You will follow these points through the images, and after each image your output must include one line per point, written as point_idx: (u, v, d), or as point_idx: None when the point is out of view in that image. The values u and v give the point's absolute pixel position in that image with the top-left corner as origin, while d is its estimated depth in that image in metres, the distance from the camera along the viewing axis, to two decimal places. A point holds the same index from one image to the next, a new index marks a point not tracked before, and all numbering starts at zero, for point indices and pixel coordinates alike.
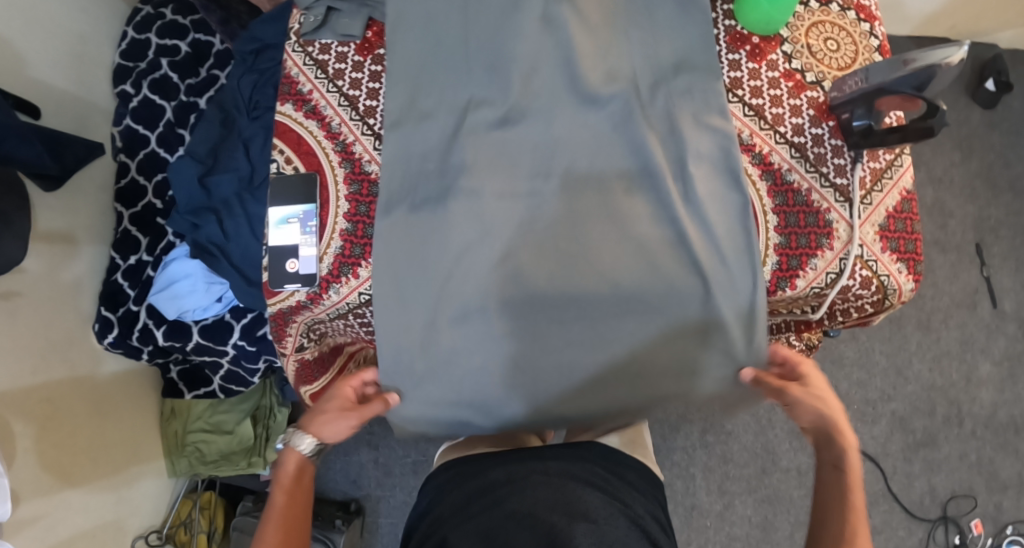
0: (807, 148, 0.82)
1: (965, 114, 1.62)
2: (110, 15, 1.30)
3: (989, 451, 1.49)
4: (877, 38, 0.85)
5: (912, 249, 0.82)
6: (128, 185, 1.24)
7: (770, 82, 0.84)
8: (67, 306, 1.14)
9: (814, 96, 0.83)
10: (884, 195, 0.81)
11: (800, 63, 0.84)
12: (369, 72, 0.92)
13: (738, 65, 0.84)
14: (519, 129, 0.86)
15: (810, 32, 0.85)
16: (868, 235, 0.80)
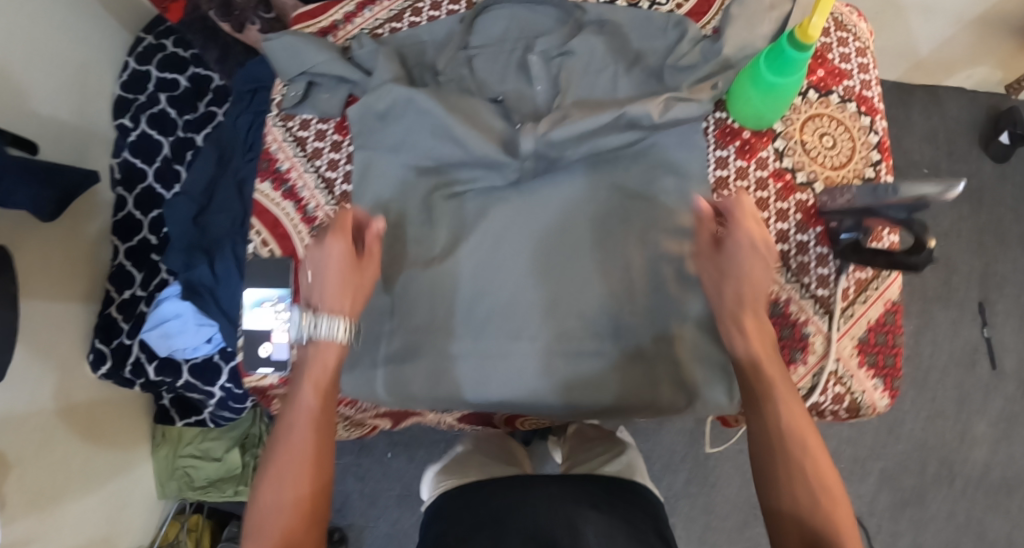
0: (789, 255, 0.79)
1: (976, 166, 1.58)
2: (111, 43, 1.31)
3: (979, 512, 1.47)
4: (878, 135, 0.81)
5: (891, 363, 0.77)
6: (124, 219, 1.26)
7: (759, 182, 0.81)
8: (62, 339, 1.14)
9: (803, 199, 0.80)
10: (866, 307, 0.77)
11: (791, 160, 0.80)
12: (346, 152, 0.90)
13: (725, 163, 0.81)
14: (499, 277, 0.82)
15: (805, 126, 0.81)
16: (845, 349, 0.77)
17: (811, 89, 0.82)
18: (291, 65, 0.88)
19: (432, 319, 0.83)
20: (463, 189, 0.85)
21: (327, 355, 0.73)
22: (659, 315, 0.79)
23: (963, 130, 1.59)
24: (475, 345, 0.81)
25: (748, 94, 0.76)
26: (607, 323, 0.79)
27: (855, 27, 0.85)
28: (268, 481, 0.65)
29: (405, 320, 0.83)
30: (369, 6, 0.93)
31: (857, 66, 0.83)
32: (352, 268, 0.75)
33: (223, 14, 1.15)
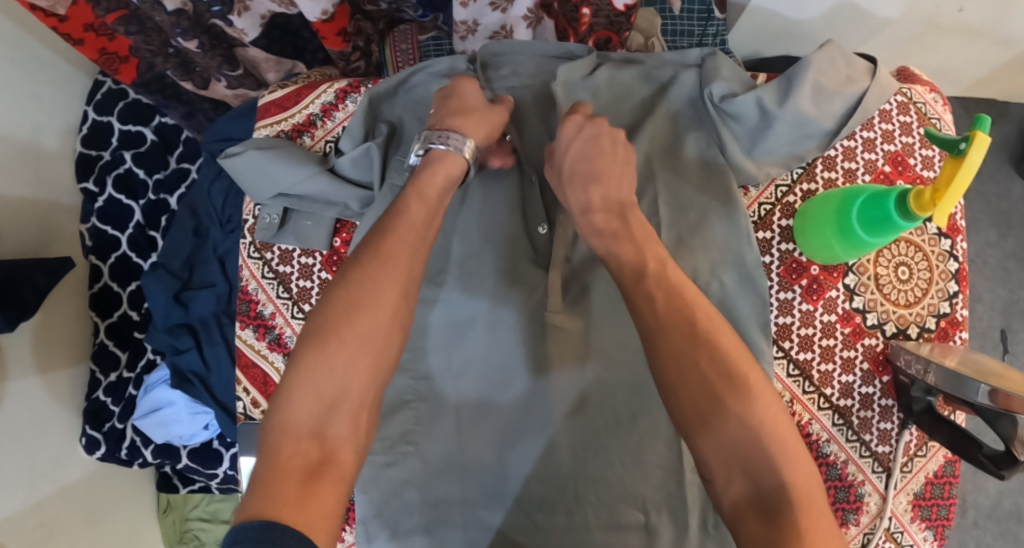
0: (852, 412, 0.68)
1: (1006, 186, 1.49)
2: (67, 94, 1.15)
3: (989, 540, 1.47)
4: (956, 261, 0.71)
5: (945, 514, 0.70)
6: (101, 291, 1.16)
7: (825, 329, 0.69)
8: (54, 431, 1.06)
9: (872, 344, 0.69)
10: (927, 460, 0.70)
11: (862, 301, 0.69)
12: None
13: (790, 309, 0.69)
14: (523, 445, 0.70)
15: (879, 256, 0.70)
16: (901, 507, 0.69)
17: None
18: (263, 186, 0.77)
19: (439, 502, 0.69)
20: (476, 327, 0.72)
21: (409, 209, 0.60)
22: None
23: (992, 147, 1.49)
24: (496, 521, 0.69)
25: (830, 243, 0.64)
26: (646, 497, 0.67)
27: (938, 122, 0.75)
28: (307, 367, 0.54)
29: (411, 504, 0.69)
30: (351, 94, 0.83)
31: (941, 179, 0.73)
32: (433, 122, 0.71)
33: (182, 72, 0.96)
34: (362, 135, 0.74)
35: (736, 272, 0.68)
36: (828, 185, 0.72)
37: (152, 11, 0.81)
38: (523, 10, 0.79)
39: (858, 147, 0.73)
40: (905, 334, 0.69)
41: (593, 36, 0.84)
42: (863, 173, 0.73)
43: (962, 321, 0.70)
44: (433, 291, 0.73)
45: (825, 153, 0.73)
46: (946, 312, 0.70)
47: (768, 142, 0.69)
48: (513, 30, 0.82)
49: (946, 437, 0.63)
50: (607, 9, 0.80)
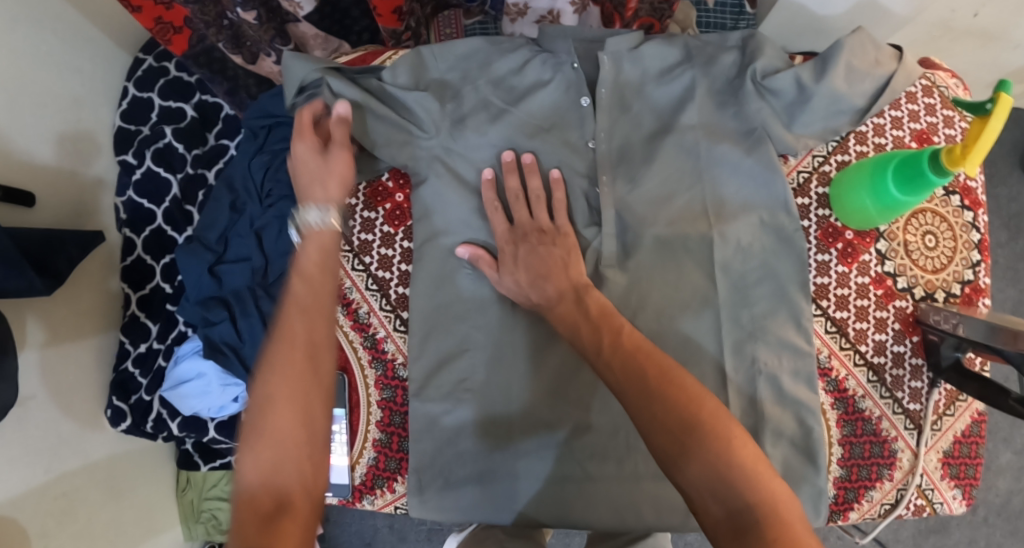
0: (886, 369, 0.71)
1: (1017, 189, 1.54)
2: (107, 68, 1.17)
3: (998, 537, 1.49)
4: (978, 232, 0.75)
5: (972, 473, 0.75)
6: (133, 264, 1.17)
7: (859, 290, 0.71)
8: (79, 400, 1.07)
9: (903, 306, 0.71)
10: (954, 419, 0.74)
11: (893, 265, 0.71)
12: (399, 248, 0.79)
13: (828, 270, 0.71)
14: (569, 402, 0.72)
15: (908, 224, 0.72)
16: (932, 464, 0.73)
17: None
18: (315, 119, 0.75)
19: (489, 452, 0.73)
20: None
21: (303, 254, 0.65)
22: (756, 439, 0.68)
23: (1003, 152, 1.54)
24: (548, 471, 0.72)
25: (864, 204, 0.66)
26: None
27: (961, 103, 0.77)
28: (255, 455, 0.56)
29: (466, 451, 0.73)
30: None
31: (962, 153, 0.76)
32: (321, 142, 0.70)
33: (233, 46, 0.98)
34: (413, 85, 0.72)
35: (774, 236, 0.70)
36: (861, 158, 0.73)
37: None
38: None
39: (887, 125, 0.75)
40: (932, 298, 0.72)
41: (636, 22, 0.85)
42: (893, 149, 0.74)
43: (984, 288, 0.75)
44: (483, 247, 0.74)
45: (855, 130, 0.73)
46: (970, 279, 0.74)
47: (803, 117, 0.69)
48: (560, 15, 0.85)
49: (975, 390, 0.66)
50: None
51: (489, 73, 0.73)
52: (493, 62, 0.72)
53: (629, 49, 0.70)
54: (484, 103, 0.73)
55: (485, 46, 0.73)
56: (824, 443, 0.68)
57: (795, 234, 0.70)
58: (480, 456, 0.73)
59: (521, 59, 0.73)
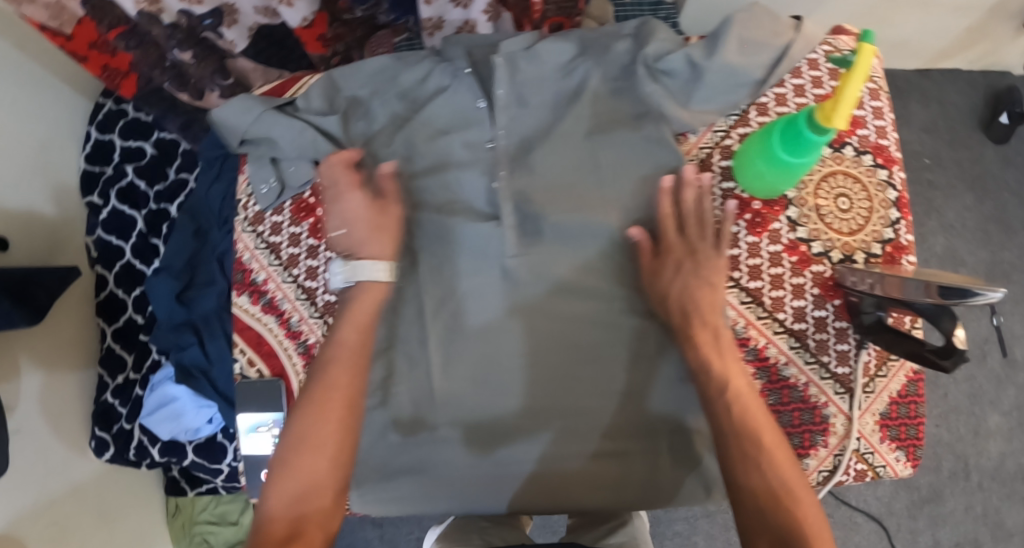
0: (807, 334, 0.72)
1: (978, 151, 1.53)
2: (70, 113, 1.22)
3: (996, 501, 1.46)
4: (895, 190, 0.76)
5: (914, 435, 0.74)
6: (107, 298, 1.21)
7: (772, 258, 0.72)
8: (63, 432, 1.11)
9: (820, 271, 0.72)
10: (888, 380, 0.73)
11: (806, 231, 0.73)
12: (309, 246, 0.75)
13: (736, 241, 0.72)
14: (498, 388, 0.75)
15: (819, 188, 0.74)
16: (867, 427, 0.73)
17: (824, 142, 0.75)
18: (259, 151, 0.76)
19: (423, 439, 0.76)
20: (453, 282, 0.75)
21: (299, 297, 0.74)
22: None
23: (963, 114, 1.54)
24: (480, 458, 0.75)
25: (760, 169, 0.68)
26: (609, 428, 0.74)
27: None
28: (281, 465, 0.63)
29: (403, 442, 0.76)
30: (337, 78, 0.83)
31: (871, 113, 0.77)
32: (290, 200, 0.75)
33: (178, 85, 1.01)
34: (324, 105, 0.73)
35: None
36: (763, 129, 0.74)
37: (150, 26, 0.88)
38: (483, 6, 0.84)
39: (788, 93, 0.75)
40: (851, 260, 0.73)
41: (546, 24, 0.86)
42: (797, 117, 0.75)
43: (907, 246, 0.75)
44: (410, 248, 0.75)
45: (756, 101, 0.75)
46: (890, 238, 0.74)
47: (701, 93, 0.72)
48: (475, 25, 0.87)
49: (897, 345, 0.66)
50: None
51: (398, 86, 0.74)
52: (400, 74, 0.74)
53: (524, 50, 0.72)
54: (392, 117, 0.74)
55: (393, 62, 0.76)
56: None
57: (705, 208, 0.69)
58: (420, 446, 0.76)
59: (425, 70, 0.75)
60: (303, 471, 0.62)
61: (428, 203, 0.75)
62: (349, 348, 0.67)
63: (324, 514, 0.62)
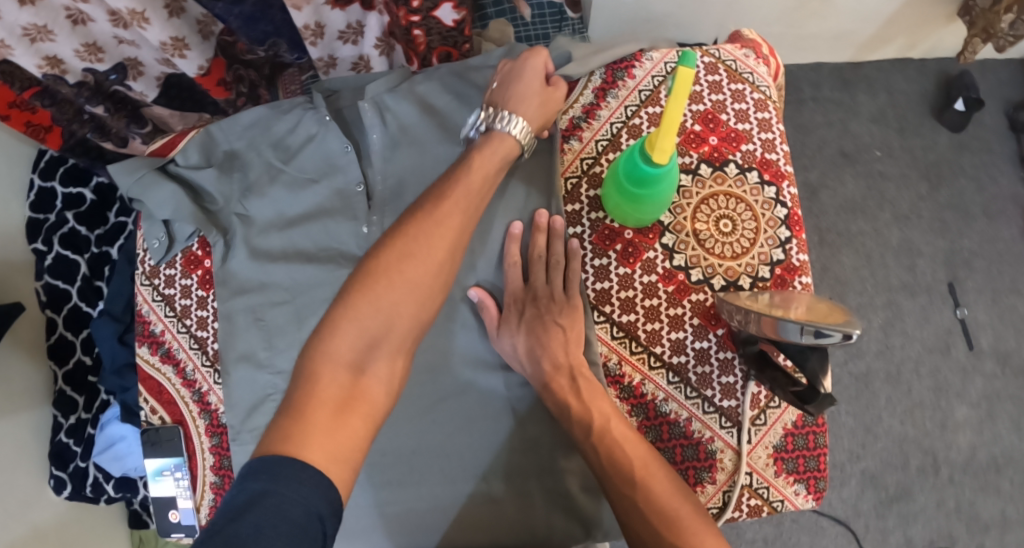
0: (687, 367, 0.71)
1: (932, 138, 1.50)
2: (12, 162, 1.25)
3: (969, 495, 1.43)
4: (784, 206, 0.76)
5: (814, 466, 0.72)
6: (58, 342, 1.24)
7: (646, 290, 0.72)
8: (21, 473, 1.13)
9: (700, 299, 0.72)
10: (781, 410, 0.72)
11: (683, 258, 0.73)
12: (197, 297, 0.75)
13: (606, 274, 0.72)
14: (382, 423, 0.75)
15: (697, 212, 0.74)
16: (759, 461, 0.71)
17: (702, 163, 0.76)
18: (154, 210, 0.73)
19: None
20: None
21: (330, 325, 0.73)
22: None
23: (914, 101, 1.51)
24: (365, 497, 0.75)
25: (615, 200, 0.69)
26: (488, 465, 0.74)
27: (750, 75, 0.80)
28: (353, 306, 0.57)
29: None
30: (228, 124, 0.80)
31: (755, 128, 0.77)
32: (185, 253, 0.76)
33: (100, 134, 1.03)
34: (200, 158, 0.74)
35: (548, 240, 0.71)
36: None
37: (57, 87, 0.88)
38: (371, 41, 0.87)
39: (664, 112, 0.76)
40: (734, 284, 0.73)
41: (434, 54, 0.87)
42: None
43: (799, 266, 0.75)
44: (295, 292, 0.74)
45: (628, 124, 0.75)
46: (780, 258, 0.74)
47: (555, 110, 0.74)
48: (369, 59, 0.91)
49: (771, 379, 0.66)
50: (437, 27, 0.81)
51: (270, 136, 0.74)
52: (272, 123, 0.73)
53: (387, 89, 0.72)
54: (267, 168, 0.73)
55: (267, 112, 0.74)
56: None
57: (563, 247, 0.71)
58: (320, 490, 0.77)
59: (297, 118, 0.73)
60: (370, 315, 0.57)
61: (305, 253, 0.71)
62: (450, 223, 0.62)
63: (385, 363, 0.57)
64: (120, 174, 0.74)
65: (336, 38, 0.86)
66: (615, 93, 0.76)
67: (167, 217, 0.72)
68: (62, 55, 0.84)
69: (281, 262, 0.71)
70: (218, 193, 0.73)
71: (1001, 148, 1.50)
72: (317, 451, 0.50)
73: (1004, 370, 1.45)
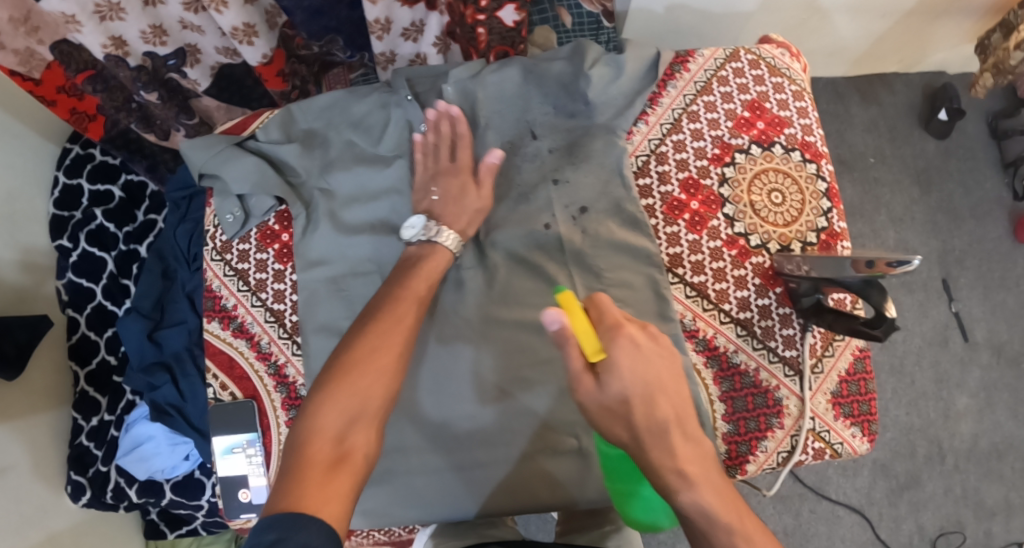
0: (753, 322, 0.76)
1: (920, 146, 1.62)
2: (38, 161, 1.24)
3: (974, 482, 1.49)
4: (824, 180, 0.81)
5: (867, 409, 0.79)
6: (79, 342, 1.21)
7: (713, 254, 0.77)
8: (36, 478, 1.09)
9: (759, 262, 0.78)
10: (836, 359, 0.79)
11: (743, 225, 0.78)
12: (272, 270, 0.76)
13: (677, 240, 0.77)
14: (462, 388, 0.74)
15: (752, 185, 0.79)
16: (821, 406, 0.78)
17: (753, 144, 0.80)
18: (235, 182, 0.75)
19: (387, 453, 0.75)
20: None
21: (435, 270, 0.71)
22: None
23: (903, 112, 1.62)
24: (439, 463, 0.74)
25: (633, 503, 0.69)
26: (574, 424, 0.73)
27: (787, 71, 0.85)
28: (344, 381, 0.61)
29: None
30: None
31: (796, 113, 0.82)
32: (262, 231, 0.77)
33: (143, 125, 1.06)
34: (281, 134, 0.78)
35: (621, 217, 0.74)
36: (695, 135, 0.80)
37: (117, 69, 0.90)
38: (431, 39, 0.91)
39: (717, 100, 0.81)
40: (788, 249, 0.78)
41: (493, 52, 0.90)
42: (725, 121, 0.80)
43: (840, 232, 0.81)
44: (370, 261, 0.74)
45: (687, 110, 0.80)
46: (824, 226, 0.80)
47: (619, 92, 0.78)
48: (426, 57, 0.95)
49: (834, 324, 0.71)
50: (499, 27, 0.85)
51: (349, 116, 0.78)
52: (351, 105, 0.78)
53: (470, 77, 0.77)
54: (349, 146, 0.77)
55: (346, 96, 0.79)
56: (704, 402, 0.72)
57: (639, 214, 0.74)
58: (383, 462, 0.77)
59: (379, 99, 0.78)
60: (346, 396, 0.61)
61: (389, 225, 0.76)
62: (416, 292, 0.68)
63: (367, 433, 0.61)
64: (197, 150, 0.78)
65: (400, 34, 0.91)
66: (674, 83, 0.81)
67: (245, 190, 0.75)
68: (129, 36, 0.86)
69: (365, 233, 0.75)
70: (300, 168, 0.76)
71: (984, 155, 1.62)
72: (313, 508, 0.53)
73: (999, 361, 1.53)
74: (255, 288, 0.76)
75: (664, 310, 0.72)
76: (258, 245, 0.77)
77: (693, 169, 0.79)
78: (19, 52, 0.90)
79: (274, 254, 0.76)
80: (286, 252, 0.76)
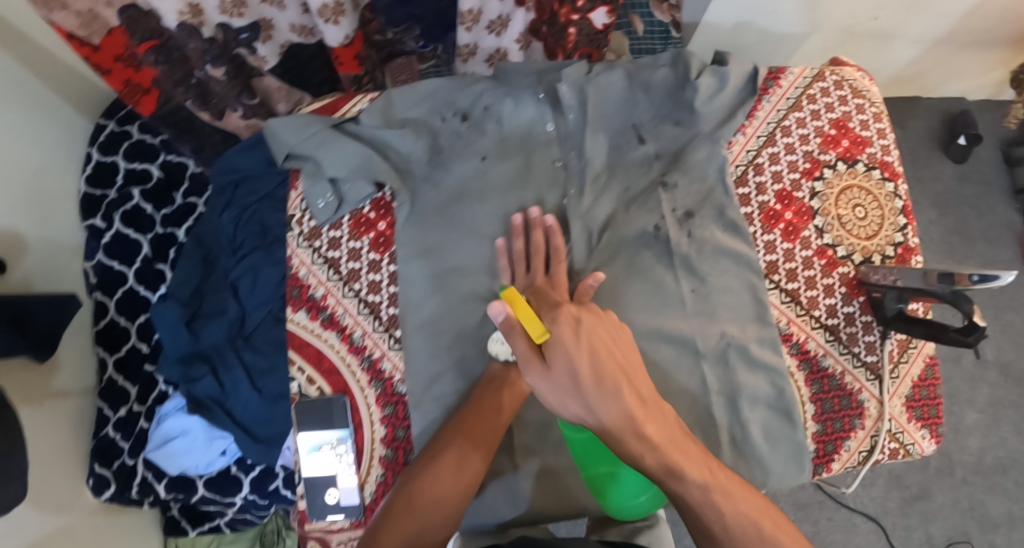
0: (840, 328, 0.78)
1: (938, 169, 1.68)
2: (72, 135, 1.19)
3: (980, 494, 1.54)
4: (901, 199, 0.83)
5: (935, 413, 0.80)
6: (107, 327, 1.15)
7: (805, 262, 0.79)
8: (59, 469, 1.03)
9: (846, 272, 0.79)
10: (910, 365, 0.80)
11: (831, 237, 0.80)
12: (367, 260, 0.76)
13: (774, 248, 0.78)
14: None
15: (839, 199, 0.81)
16: (897, 409, 0.79)
17: (839, 160, 0.82)
18: (331, 165, 0.75)
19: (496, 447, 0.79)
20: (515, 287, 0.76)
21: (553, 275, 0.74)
22: (735, 407, 0.73)
23: (923, 137, 1.69)
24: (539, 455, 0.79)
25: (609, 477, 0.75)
26: None
27: (869, 93, 0.86)
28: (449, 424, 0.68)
29: None
30: None
31: (878, 133, 0.83)
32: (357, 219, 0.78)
33: (199, 103, 1.00)
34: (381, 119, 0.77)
35: (724, 224, 0.77)
36: (788, 149, 0.81)
37: (188, 39, 0.86)
38: (515, 35, 0.91)
39: (807, 117, 0.83)
40: (870, 261, 0.80)
41: (577, 52, 0.93)
42: (815, 137, 0.82)
43: (915, 247, 0.83)
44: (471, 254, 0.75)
45: (780, 124, 0.82)
46: (900, 241, 0.82)
47: (722, 105, 0.79)
48: (507, 52, 0.94)
49: (920, 332, 0.73)
50: (588, 28, 0.89)
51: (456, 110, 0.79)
52: (456, 95, 0.79)
53: (582, 77, 0.78)
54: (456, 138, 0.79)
55: (447, 84, 0.79)
56: (797, 402, 0.74)
57: (740, 221, 0.76)
58: None
59: (479, 91, 0.80)
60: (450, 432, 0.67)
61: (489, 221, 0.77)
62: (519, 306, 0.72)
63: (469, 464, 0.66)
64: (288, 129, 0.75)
65: (485, 27, 0.90)
66: (768, 98, 0.83)
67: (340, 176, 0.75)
68: (206, 5, 0.83)
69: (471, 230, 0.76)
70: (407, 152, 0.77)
71: (997, 181, 1.69)
72: None
73: (1006, 380, 1.60)
74: (346, 277, 0.76)
75: (761, 314, 0.75)
76: (350, 231, 0.77)
77: (786, 181, 0.81)
78: (81, 13, 0.85)
79: (370, 244, 0.77)
80: (383, 243, 0.77)
